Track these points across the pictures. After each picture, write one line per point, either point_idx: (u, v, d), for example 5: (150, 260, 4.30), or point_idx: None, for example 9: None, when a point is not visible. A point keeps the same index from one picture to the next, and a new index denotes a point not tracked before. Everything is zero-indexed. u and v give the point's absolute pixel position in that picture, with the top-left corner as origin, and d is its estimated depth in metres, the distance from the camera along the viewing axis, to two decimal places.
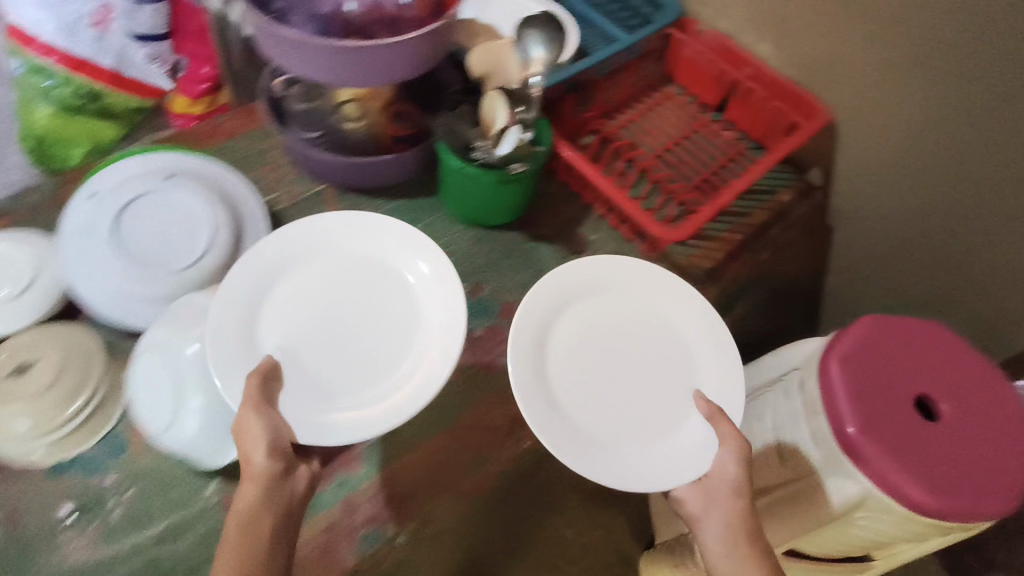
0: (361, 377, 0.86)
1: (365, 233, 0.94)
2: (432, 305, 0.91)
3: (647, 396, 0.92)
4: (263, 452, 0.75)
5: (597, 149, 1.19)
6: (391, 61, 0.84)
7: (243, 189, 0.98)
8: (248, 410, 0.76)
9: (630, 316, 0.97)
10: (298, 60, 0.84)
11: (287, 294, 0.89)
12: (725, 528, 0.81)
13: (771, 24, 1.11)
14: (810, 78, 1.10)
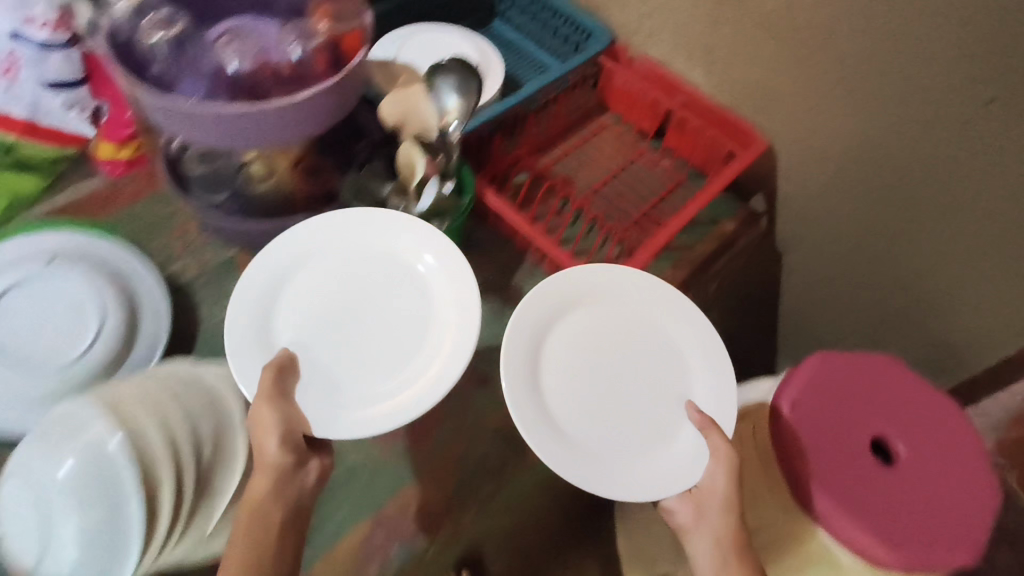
0: (372, 377, 0.79)
1: (373, 230, 0.86)
2: (447, 304, 0.83)
3: (640, 405, 0.86)
4: (277, 442, 0.71)
5: (531, 191, 1.10)
6: (293, 124, 0.74)
7: (142, 272, 0.82)
8: (261, 404, 0.71)
9: (637, 307, 0.91)
10: (187, 129, 0.73)
11: (297, 290, 0.83)
12: (714, 546, 0.82)
13: (703, 50, 1.08)
14: (747, 102, 1.08)
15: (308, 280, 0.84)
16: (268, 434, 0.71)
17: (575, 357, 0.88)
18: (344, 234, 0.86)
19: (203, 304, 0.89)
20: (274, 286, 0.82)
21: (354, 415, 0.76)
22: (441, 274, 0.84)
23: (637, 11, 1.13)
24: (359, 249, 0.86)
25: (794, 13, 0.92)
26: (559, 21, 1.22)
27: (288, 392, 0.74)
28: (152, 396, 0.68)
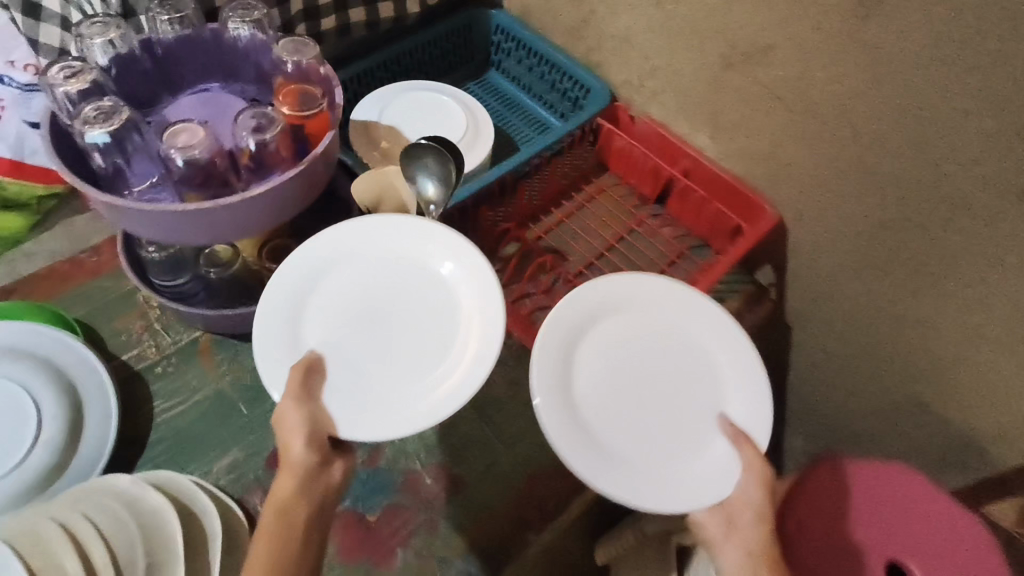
0: (399, 385, 0.73)
1: (406, 242, 0.80)
2: (471, 320, 0.76)
3: (672, 419, 0.74)
4: (301, 437, 0.66)
5: (520, 265, 1.03)
6: (254, 214, 0.69)
7: (85, 361, 0.77)
8: (289, 399, 0.67)
9: (674, 316, 0.80)
10: (136, 225, 0.66)
11: (326, 295, 0.77)
12: (744, 561, 0.65)
13: (709, 112, 1.00)
14: (756, 172, 0.99)
15: (338, 285, 0.78)
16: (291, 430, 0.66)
17: (617, 360, 0.77)
18: (377, 242, 0.80)
19: (158, 397, 0.82)
20: (300, 285, 0.76)
21: (377, 423, 0.69)
22: (469, 289, 0.77)
23: (640, 69, 1.05)
24: (391, 261, 0.79)
25: (807, 81, 0.84)
26: (557, 79, 1.15)
27: (314, 392, 0.70)
28: (85, 513, 0.62)
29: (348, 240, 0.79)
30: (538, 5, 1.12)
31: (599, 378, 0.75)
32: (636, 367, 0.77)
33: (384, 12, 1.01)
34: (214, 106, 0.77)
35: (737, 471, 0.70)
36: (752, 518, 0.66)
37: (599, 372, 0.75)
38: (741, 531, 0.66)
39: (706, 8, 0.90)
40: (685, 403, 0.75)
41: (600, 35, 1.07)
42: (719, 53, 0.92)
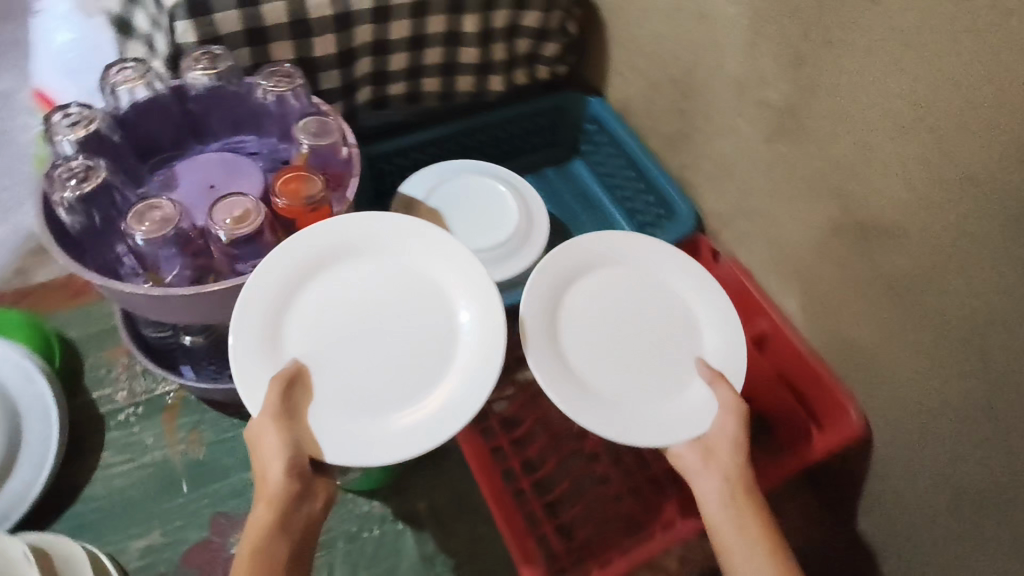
0: (395, 394, 0.63)
1: (415, 251, 0.68)
2: (466, 374, 0.64)
3: (649, 366, 0.71)
4: (279, 469, 0.58)
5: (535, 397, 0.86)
6: (219, 304, 0.64)
7: (36, 397, 0.73)
8: (266, 420, 0.58)
9: (655, 275, 0.77)
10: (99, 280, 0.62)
11: (316, 293, 0.66)
12: (722, 483, 0.62)
13: (802, 274, 0.82)
14: (843, 364, 0.80)
15: (330, 283, 0.66)
16: (268, 456, 0.58)
17: (598, 324, 0.73)
18: (380, 248, 0.68)
19: (109, 449, 0.78)
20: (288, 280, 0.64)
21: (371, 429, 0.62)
22: (474, 336, 0.66)
23: (734, 204, 0.88)
24: (396, 268, 0.68)
25: (927, 287, 0.66)
26: (644, 189, 1.00)
27: (298, 411, 0.60)
28: None
29: (344, 233, 0.66)
30: (639, 104, 0.98)
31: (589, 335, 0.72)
32: (619, 325, 0.74)
33: (462, 85, 0.92)
34: (231, 168, 0.70)
35: (715, 412, 0.67)
36: (729, 447, 0.64)
37: (584, 329, 0.72)
38: (718, 459, 0.64)
39: (822, 161, 0.73)
40: (671, 355, 0.72)
41: (698, 154, 0.91)
42: (829, 218, 0.74)
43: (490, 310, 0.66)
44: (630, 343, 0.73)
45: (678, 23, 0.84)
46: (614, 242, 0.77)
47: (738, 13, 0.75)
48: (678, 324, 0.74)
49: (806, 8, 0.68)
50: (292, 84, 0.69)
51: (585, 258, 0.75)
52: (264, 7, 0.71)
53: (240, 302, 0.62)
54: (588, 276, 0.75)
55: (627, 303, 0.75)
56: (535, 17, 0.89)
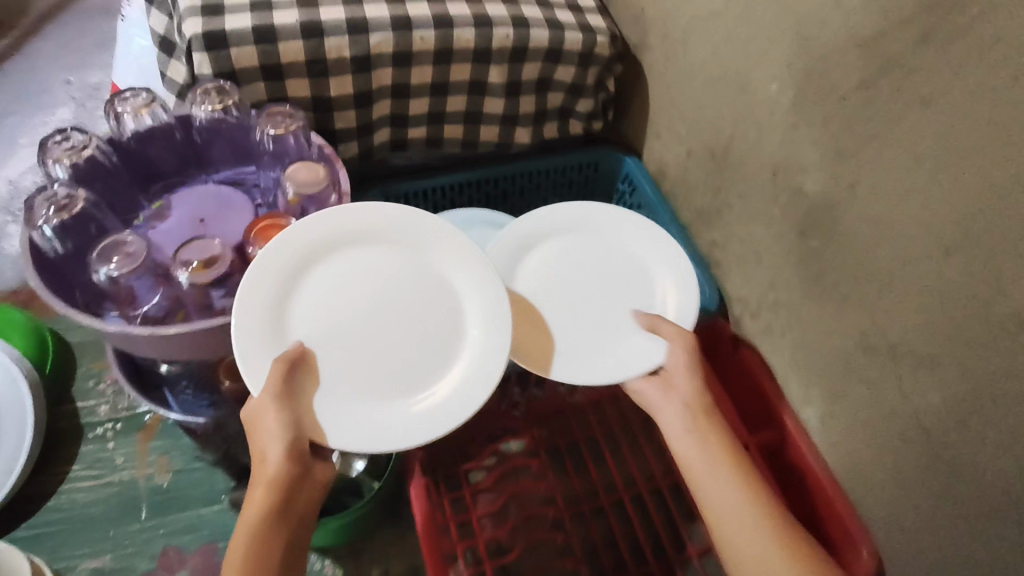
0: (396, 382, 0.63)
1: (418, 245, 0.68)
2: (468, 368, 0.64)
3: (599, 316, 0.76)
4: (279, 449, 0.56)
5: (513, 470, 0.82)
6: (185, 345, 0.61)
7: (19, 402, 0.75)
8: (266, 399, 0.57)
9: (608, 240, 0.81)
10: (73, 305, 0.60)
11: (321, 280, 0.65)
12: (684, 412, 0.66)
13: (826, 386, 0.72)
14: (861, 493, 0.70)
15: (336, 271, 0.65)
16: (268, 437, 0.56)
17: (552, 286, 0.78)
18: (385, 239, 0.67)
19: (80, 462, 0.77)
20: (293, 267, 0.63)
21: (375, 413, 0.62)
22: (478, 330, 0.65)
23: (761, 294, 0.79)
24: (401, 261, 0.67)
25: (963, 428, 0.56)
26: None
27: (297, 392, 0.59)
28: None
29: (355, 225, 0.65)
30: (674, 170, 0.92)
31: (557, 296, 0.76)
32: (573, 283, 0.78)
33: (486, 134, 0.89)
34: (222, 203, 0.69)
35: (661, 350, 0.70)
36: (686, 376, 0.67)
37: (540, 292, 0.77)
38: (678, 389, 0.67)
39: (856, 266, 0.64)
40: (630, 297, 0.77)
41: (729, 234, 0.83)
42: (859, 330, 0.65)
43: (495, 308, 0.65)
44: (588, 296, 0.78)
45: (718, 92, 0.78)
46: (561, 213, 0.81)
47: (779, 92, 0.68)
48: (632, 274, 0.79)
49: (850, 97, 0.60)
50: (293, 124, 0.67)
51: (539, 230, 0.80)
52: (282, 44, 0.71)
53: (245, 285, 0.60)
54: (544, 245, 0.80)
55: (580, 259, 0.80)
56: (569, 71, 0.85)
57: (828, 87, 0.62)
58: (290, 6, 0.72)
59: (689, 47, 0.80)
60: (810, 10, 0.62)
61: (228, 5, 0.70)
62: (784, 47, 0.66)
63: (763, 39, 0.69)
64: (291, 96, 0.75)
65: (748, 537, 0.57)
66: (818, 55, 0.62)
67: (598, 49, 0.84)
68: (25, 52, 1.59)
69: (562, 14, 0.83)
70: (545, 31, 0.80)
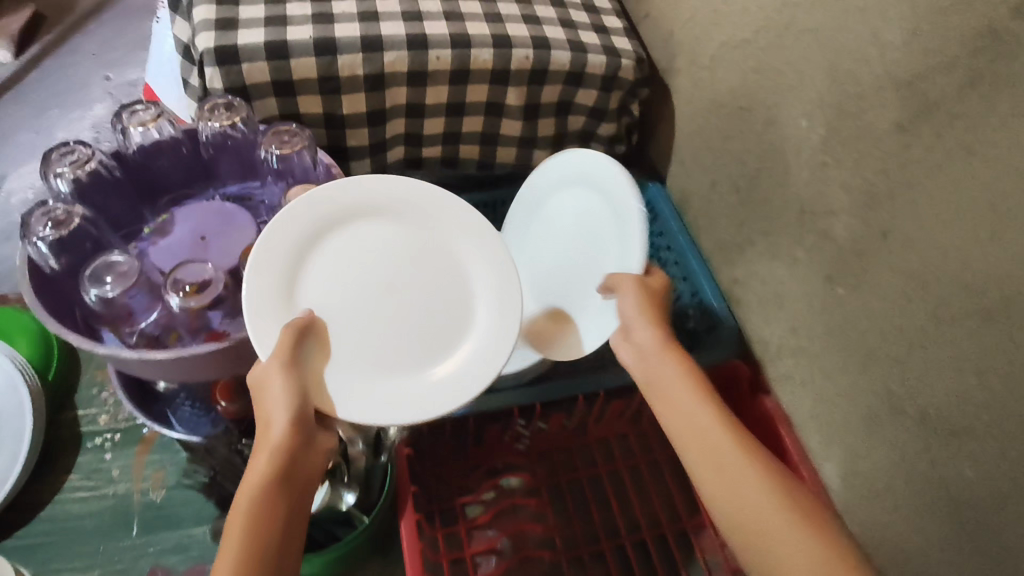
0: (401, 358, 0.61)
1: (436, 228, 0.66)
2: (476, 346, 0.62)
3: (578, 274, 0.73)
4: (284, 414, 0.52)
5: (512, 509, 0.77)
6: (176, 370, 0.59)
7: (19, 409, 0.74)
8: (273, 364, 0.54)
9: (572, 187, 0.76)
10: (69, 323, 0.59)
11: (334, 253, 0.63)
12: (636, 357, 0.59)
13: (848, 443, 0.67)
14: (880, 561, 0.65)
15: (350, 244, 0.64)
16: (273, 402, 0.52)
17: (547, 263, 0.79)
18: (403, 218, 0.65)
19: (78, 472, 0.77)
20: (306, 238, 0.62)
21: (376, 386, 0.59)
22: (489, 312, 0.63)
23: (781, 338, 0.75)
24: (418, 240, 0.65)
25: (998, 508, 0.51)
26: (686, 298, 0.89)
27: (305, 361, 0.57)
28: None
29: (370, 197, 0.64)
30: (696, 200, 0.88)
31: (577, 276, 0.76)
32: (558, 252, 0.78)
33: (503, 155, 0.86)
34: (224, 220, 0.67)
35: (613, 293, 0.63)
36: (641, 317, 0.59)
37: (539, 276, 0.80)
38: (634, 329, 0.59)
39: (885, 319, 0.60)
40: (598, 236, 0.71)
41: (750, 272, 0.79)
42: (885, 389, 0.61)
43: (508, 290, 0.64)
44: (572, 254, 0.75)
45: (745, 124, 0.74)
46: (539, 182, 0.81)
47: (809, 128, 0.64)
48: (595, 212, 0.72)
49: (886, 140, 0.56)
50: (299, 144, 0.65)
51: (535, 207, 0.83)
52: (294, 61, 0.69)
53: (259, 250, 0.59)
54: (541, 220, 0.82)
55: (562, 220, 0.78)
56: (590, 94, 0.82)
57: (863, 127, 0.58)
58: (306, 22, 0.71)
59: (717, 75, 0.77)
60: (847, 45, 0.58)
61: (243, 20, 0.69)
62: (817, 82, 0.62)
63: (796, 72, 0.65)
64: (303, 113, 0.74)
65: (730, 488, 0.49)
66: (853, 93, 0.58)
67: (622, 72, 0.81)
68: (65, 45, 1.61)
69: (586, 36, 0.80)
70: (567, 53, 0.77)
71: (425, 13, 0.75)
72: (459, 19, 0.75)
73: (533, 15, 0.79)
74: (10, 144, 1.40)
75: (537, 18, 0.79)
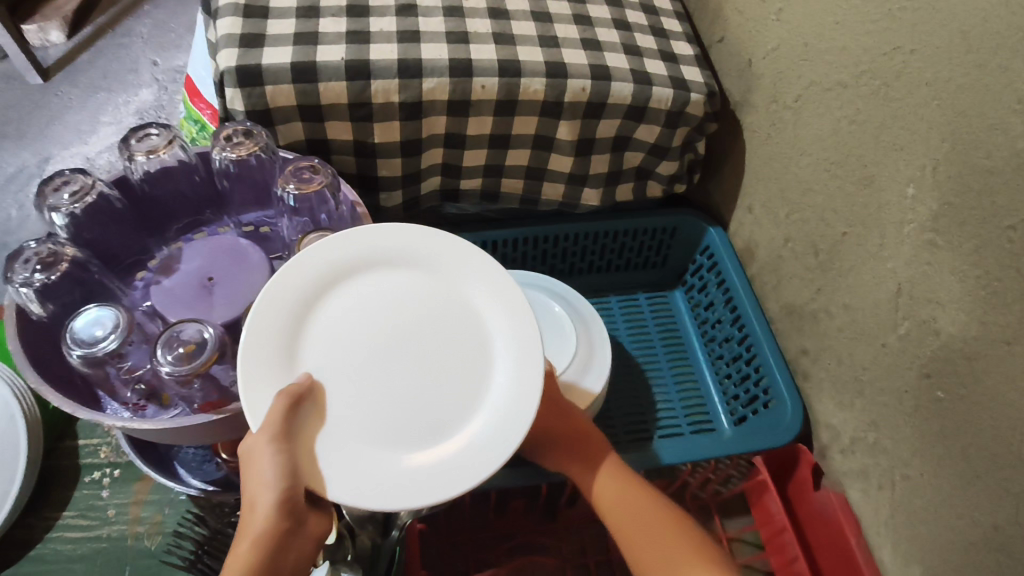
0: (412, 432, 0.45)
1: (462, 270, 0.51)
2: (493, 418, 0.45)
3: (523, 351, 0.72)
4: (272, 499, 0.41)
5: None
6: (166, 440, 0.52)
7: (14, 438, 0.69)
8: (261, 439, 0.41)
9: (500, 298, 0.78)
10: (59, 374, 0.53)
11: (347, 300, 0.50)
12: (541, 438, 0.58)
13: (929, 570, 0.57)
14: None
15: (366, 292, 0.50)
16: (260, 480, 0.41)
17: None
18: (427, 256, 0.51)
19: (72, 509, 0.72)
20: (320, 279, 0.49)
21: (379, 466, 0.43)
22: (509, 373, 0.47)
23: (858, 429, 0.65)
24: (442, 284, 0.51)
25: None
26: (743, 361, 0.79)
27: (302, 435, 0.43)
28: None
29: (390, 241, 0.51)
30: (765, 253, 0.78)
31: (576, 373, 0.70)
32: None
33: (549, 191, 0.78)
34: (235, 263, 0.60)
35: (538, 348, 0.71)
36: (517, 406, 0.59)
37: None
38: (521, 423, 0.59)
39: (999, 440, 0.49)
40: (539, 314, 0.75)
41: (825, 346, 0.69)
42: (991, 523, 0.50)
43: (531, 346, 0.47)
44: None
45: (833, 180, 0.64)
46: None
47: (917, 198, 0.54)
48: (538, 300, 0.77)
49: (1020, 229, 0.45)
50: (323, 181, 0.59)
51: None
52: (322, 84, 0.62)
53: (262, 302, 0.47)
54: None
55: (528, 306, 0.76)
56: (652, 130, 0.72)
57: (991, 209, 0.48)
58: (339, 40, 0.63)
59: (801, 118, 0.66)
60: (980, 108, 0.48)
61: (270, 36, 0.62)
62: (932, 145, 0.52)
63: (905, 129, 0.54)
64: (331, 139, 0.66)
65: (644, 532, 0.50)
66: (983, 166, 0.48)
67: (690, 108, 0.71)
68: (120, 25, 1.58)
69: (653, 64, 0.71)
70: (629, 85, 0.68)
71: (472, 34, 0.66)
72: (509, 42, 0.67)
73: (593, 39, 0.70)
74: (58, 126, 1.37)
75: (598, 43, 0.70)
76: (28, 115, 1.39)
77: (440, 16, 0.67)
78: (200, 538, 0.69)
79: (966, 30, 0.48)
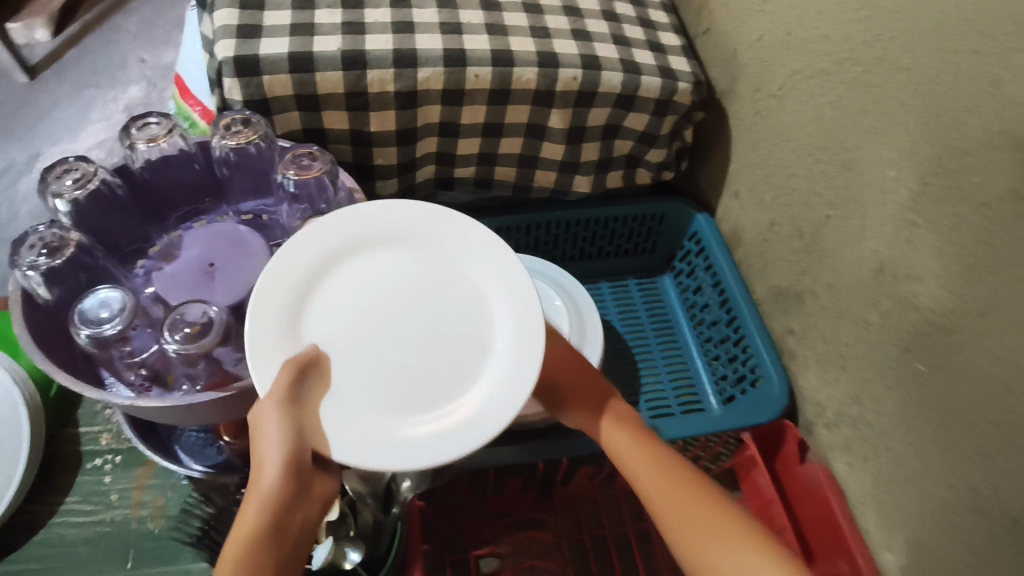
0: (414, 400, 0.47)
1: (460, 247, 0.53)
2: (491, 386, 0.47)
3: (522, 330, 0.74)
4: (277, 457, 0.42)
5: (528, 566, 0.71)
6: (173, 418, 0.53)
7: (16, 425, 0.70)
8: (269, 404, 0.43)
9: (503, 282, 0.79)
10: (64, 356, 0.55)
11: (348, 276, 0.51)
12: None
13: (911, 535, 0.59)
14: None
15: (367, 268, 0.52)
16: (265, 440, 0.42)
17: None
18: (426, 235, 0.53)
19: (76, 493, 0.73)
20: (322, 257, 0.51)
21: (382, 431, 0.45)
22: (507, 343, 0.49)
23: (842, 404, 0.67)
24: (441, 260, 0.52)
25: None
26: (732, 341, 0.81)
27: (307, 403, 0.44)
28: None
29: (390, 220, 0.53)
30: (751, 236, 0.80)
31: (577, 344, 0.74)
32: None
33: (541, 179, 0.80)
34: (235, 248, 0.61)
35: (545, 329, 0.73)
36: None
37: None
38: None
39: (975, 407, 0.51)
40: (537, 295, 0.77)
41: (810, 325, 0.71)
42: (969, 487, 0.52)
43: (527, 319, 0.48)
44: None
45: (816, 163, 0.66)
46: None
47: (897, 180, 0.56)
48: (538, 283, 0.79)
49: (994, 206, 0.48)
50: (320, 168, 0.60)
51: None
52: (319, 74, 0.63)
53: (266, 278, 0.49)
54: None
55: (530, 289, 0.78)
56: (641, 118, 0.74)
57: (966, 188, 0.50)
58: (334, 31, 0.64)
59: (785, 105, 0.69)
60: (953, 92, 0.50)
61: (267, 27, 0.64)
62: (910, 128, 0.54)
63: (884, 113, 0.57)
64: (327, 129, 0.68)
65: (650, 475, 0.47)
66: (957, 148, 0.50)
67: (678, 96, 0.73)
68: (107, 22, 1.57)
69: (641, 54, 0.73)
70: (619, 74, 0.70)
71: (466, 24, 0.68)
72: (502, 33, 0.68)
73: (583, 29, 0.72)
74: (47, 122, 1.37)
75: (588, 34, 0.72)
76: (16, 112, 1.39)
77: (434, 7, 0.69)
78: (206, 517, 0.67)
79: (939, 17, 0.50)
